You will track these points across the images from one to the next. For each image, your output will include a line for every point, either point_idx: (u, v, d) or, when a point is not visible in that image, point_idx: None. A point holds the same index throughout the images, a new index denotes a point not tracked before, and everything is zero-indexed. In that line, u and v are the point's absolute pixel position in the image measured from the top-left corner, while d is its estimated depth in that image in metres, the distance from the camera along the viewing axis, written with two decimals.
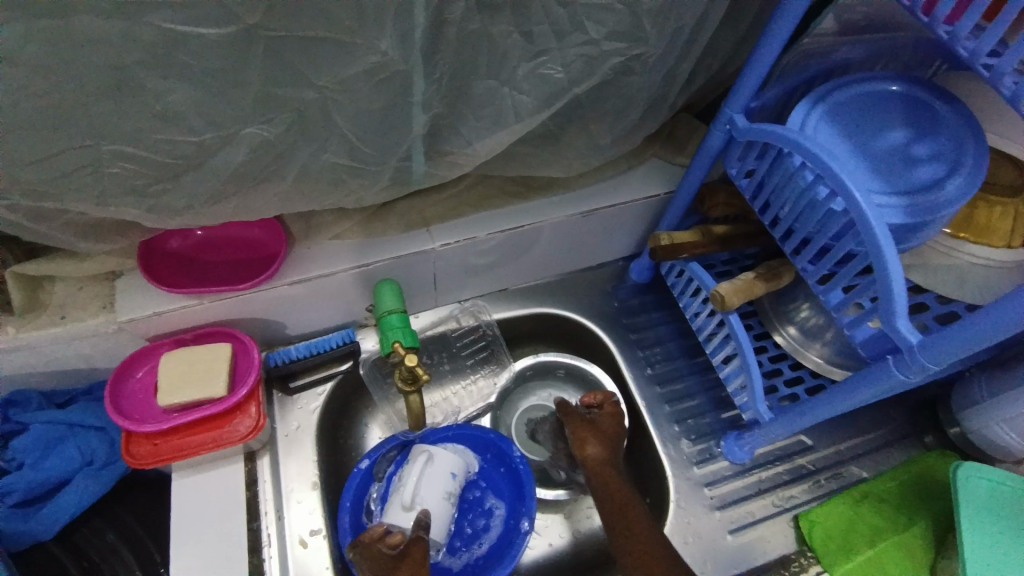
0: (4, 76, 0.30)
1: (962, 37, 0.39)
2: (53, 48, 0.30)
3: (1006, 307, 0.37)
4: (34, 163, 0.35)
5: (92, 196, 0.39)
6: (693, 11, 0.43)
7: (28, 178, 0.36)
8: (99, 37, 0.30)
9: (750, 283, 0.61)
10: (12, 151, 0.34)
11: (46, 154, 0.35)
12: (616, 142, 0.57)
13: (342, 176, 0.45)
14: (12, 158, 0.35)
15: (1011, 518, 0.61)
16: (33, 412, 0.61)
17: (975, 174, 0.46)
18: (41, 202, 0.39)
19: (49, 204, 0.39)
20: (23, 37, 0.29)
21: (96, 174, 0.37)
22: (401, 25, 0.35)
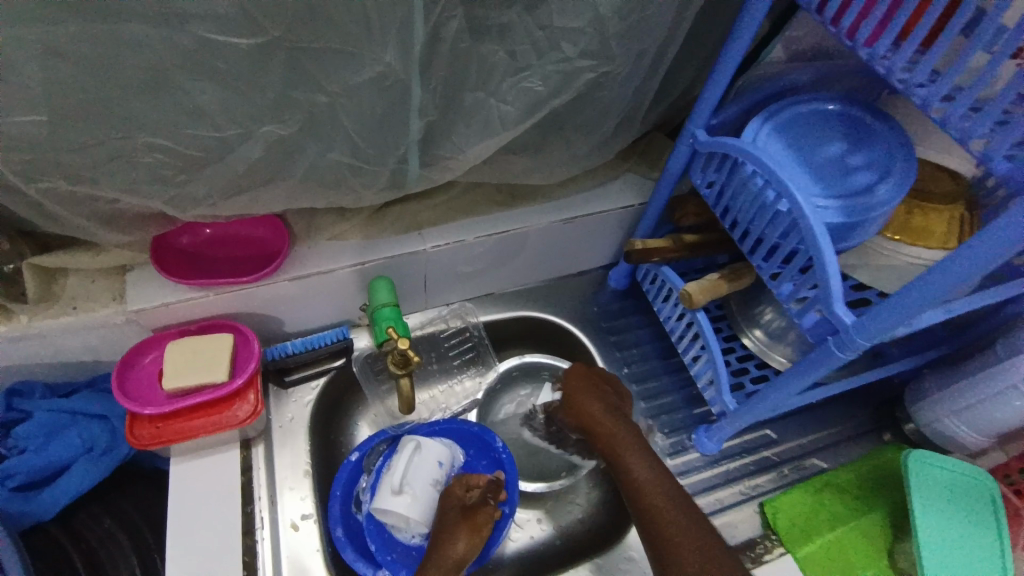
0: (57, 71, 0.35)
1: (880, 56, 0.46)
2: (102, 50, 0.35)
3: (921, 284, 0.42)
4: (74, 151, 0.40)
5: (121, 183, 0.44)
6: (655, 35, 0.49)
7: (67, 164, 0.41)
8: (142, 42, 0.35)
9: (716, 283, 0.67)
10: (56, 140, 0.39)
11: (85, 143, 0.40)
12: (592, 152, 0.63)
13: (344, 174, 0.51)
14: (57, 146, 0.40)
15: (960, 503, 0.66)
16: (37, 401, 0.64)
17: (903, 180, 0.53)
18: (75, 188, 0.43)
19: (80, 190, 0.44)
20: (76, 40, 0.34)
21: (128, 163, 0.42)
22: (403, 40, 0.41)
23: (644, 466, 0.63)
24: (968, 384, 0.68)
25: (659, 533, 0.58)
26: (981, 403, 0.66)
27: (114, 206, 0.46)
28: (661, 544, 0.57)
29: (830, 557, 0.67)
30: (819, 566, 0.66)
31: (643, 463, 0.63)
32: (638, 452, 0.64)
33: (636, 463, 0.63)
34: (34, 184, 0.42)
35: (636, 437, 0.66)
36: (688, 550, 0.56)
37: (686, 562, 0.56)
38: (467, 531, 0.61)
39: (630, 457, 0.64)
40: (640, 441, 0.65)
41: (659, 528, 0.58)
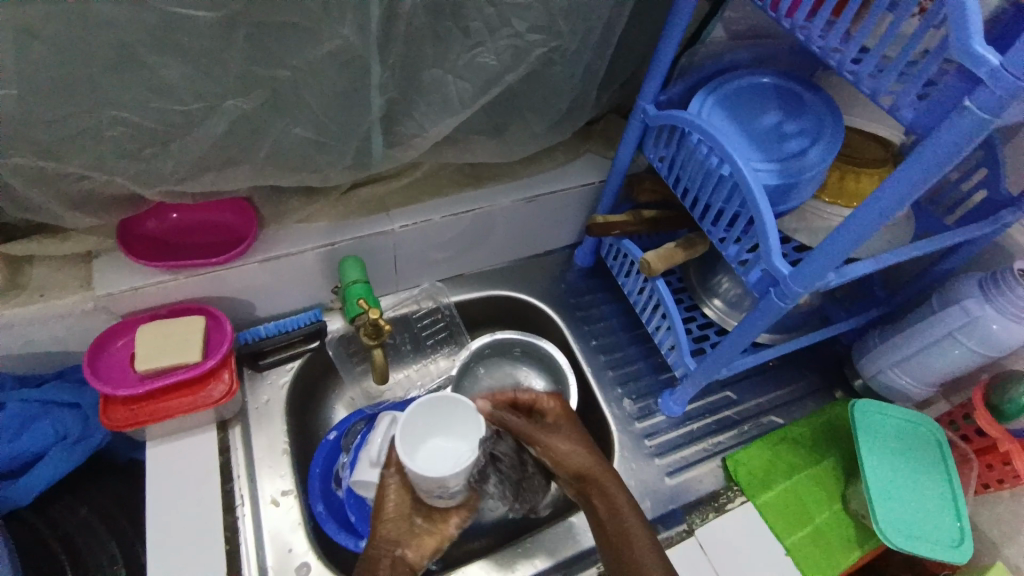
0: (31, 51, 0.38)
1: (800, 26, 0.48)
2: (69, 27, 0.38)
3: (845, 230, 0.46)
4: (46, 124, 0.43)
5: (91, 157, 0.46)
6: (599, 14, 0.53)
7: (40, 140, 0.44)
8: (111, 20, 0.38)
9: (672, 250, 0.71)
10: (28, 114, 0.42)
11: (56, 117, 0.42)
12: (549, 129, 0.67)
13: (310, 151, 0.54)
14: (32, 121, 0.42)
15: (909, 448, 0.70)
16: (9, 391, 0.64)
17: (832, 144, 0.57)
18: (45, 164, 0.46)
19: (49, 165, 0.46)
20: (44, 17, 0.37)
21: (97, 137, 0.45)
22: (360, 17, 0.44)
23: (566, 441, 0.61)
24: (907, 335, 0.70)
25: (604, 520, 0.58)
26: (918, 352, 0.69)
27: (80, 184, 0.49)
28: (619, 541, 0.56)
29: (787, 502, 0.71)
30: (778, 512, 0.71)
31: (575, 446, 0.61)
32: (571, 442, 0.61)
33: (563, 443, 0.61)
34: (2, 161, 0.45)
35: (576, 432, 0.63)
36: (640, 538, 0.56)
37: (640, 556, 0.55)
38: (402, 524, 0.57)
39: (556, 438, 0.61)
40: (580, 434, 0.63)
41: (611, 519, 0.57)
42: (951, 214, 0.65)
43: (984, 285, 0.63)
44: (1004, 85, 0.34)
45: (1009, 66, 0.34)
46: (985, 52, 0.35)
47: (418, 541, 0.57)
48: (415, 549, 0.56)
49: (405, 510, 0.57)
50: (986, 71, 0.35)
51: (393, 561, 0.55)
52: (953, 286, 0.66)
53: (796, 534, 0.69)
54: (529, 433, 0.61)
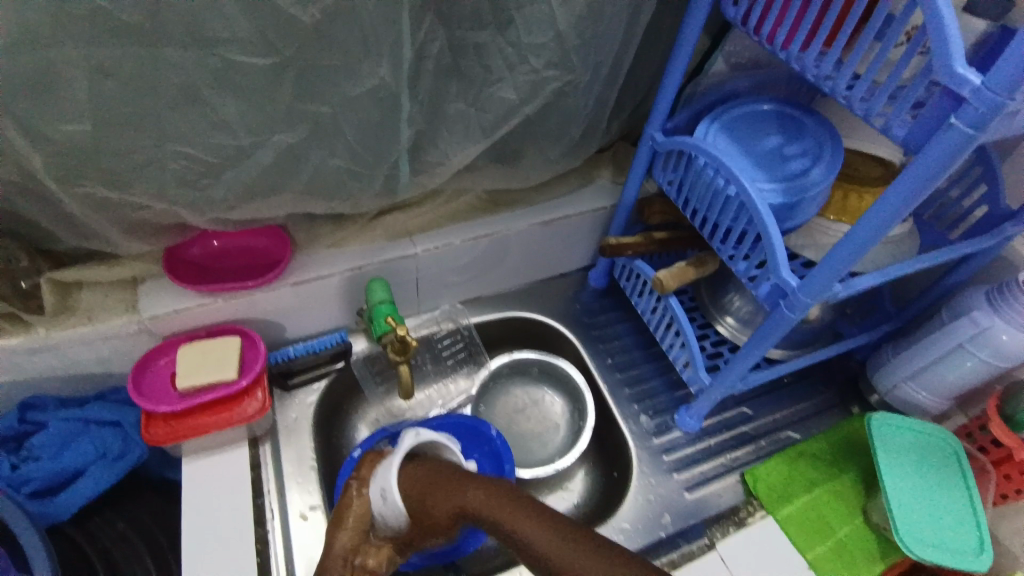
0: (103, 87, 0.44)
1: (794, 56, 0.52)
2: (142, 67, 0.44)
3: (849, 240, 0.48)
4: (116, 156, 0.49)
5: (152, 187, 0.53)
6: (608, 50, 0.57)
7: (107, 167, 0.50)
8: (181, 64, 0.44)
9: (683, 268, 0.73)
10: (103, 145, 0.48)
11: (128, 149, 0.49)
12: (563, 155, 0.71)
13: (344, 177, 0.59)
14: (102, 151, 0.49)
15: (929, 458, 0.70)
16: (51, 412, 0.67)
17: (833, 163, 0.60)
18: (112, 192, 0.53)
19: (115, 195, 0.53)
20: (121, 60, 0.43)
21: (160, 168, 0.52)
22: (395, 57, 0.50)
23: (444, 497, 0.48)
24: (919, 347, 0.71)
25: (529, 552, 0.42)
26: (932, 364, 0.70)
27: (140, 212, 0.56)
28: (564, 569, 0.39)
29: (808, 516, 0.72)
30: (799, 527, 0.71)
31: (450, 496, 0.48)
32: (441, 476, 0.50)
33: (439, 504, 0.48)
34: (73, 188, 0.52)
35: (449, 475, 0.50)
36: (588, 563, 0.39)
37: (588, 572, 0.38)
38: (360, 535, 0.54)
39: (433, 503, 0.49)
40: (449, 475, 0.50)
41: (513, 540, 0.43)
42: (953, 231, 0.67)
43: (991, 297, 0.64)
44: (986, 101, 0.37)
45: (987, 84, 0.37)
46: (965, 73, 0.38)
47: (376, 548, 0.53)
48: (374, 556, 0.53)
49: (366, 524, 0.54)
50: (968, 90, 0.38)
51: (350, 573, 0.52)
52: (961, 299, 0.68)
53: (818, 547, 0.70)
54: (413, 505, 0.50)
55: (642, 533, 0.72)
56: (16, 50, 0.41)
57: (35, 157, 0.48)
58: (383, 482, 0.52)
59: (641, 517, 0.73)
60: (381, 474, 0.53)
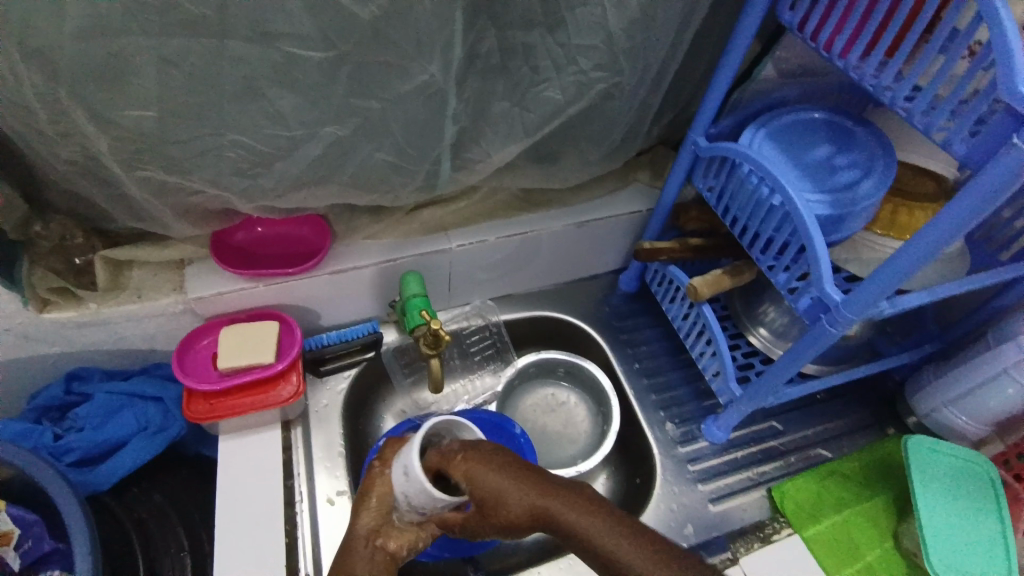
0: (167, 76, 0.46)
1: (852, 65, 0.50)
2: (204, 58, 0.45)
3: (898, 257, 0.47)
4: (174, 143, 0.51)
5: (207, 174, 0.55)
6: (657, 54, 0.57)
7: (166, 153, 0.52)
8: (243, 56, 0.46)
9: (719, 276, 0.71)
10: (164, 133, 0.50)
11: (185, 137, 0.51)
12: (603, 158, 0.71)
13: (388, 172, 0.60)
14: (162, 138, 0.50)
15: (967, 485, 0.68)
16: (97, 384, 0.70)
17: (884, 177, 0.58)
18: (168, 178, 0.55)
19: (172, 180, 0.55)
20: (186, 51, 0.44)
21: (214, 156, 0.53)
22: (445, 56, 0.51)
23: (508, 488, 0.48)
24: (963, 371, 0.69)
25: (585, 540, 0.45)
26: (975, 389, 0.67)
27: (193, 198, 0.58)
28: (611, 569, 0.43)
29: (835, 538, 0.70)
30: (826, 548, 0.70)
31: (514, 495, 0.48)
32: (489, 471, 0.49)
33: (505, 500, 0.48)
34: (133, 171, 0.54)
35: (500, 465, 0.50)
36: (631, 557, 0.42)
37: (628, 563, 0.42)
38: (381, 516, 0.53)
39: (496, 504, 0.48)
40: (501, 466, 0.50)
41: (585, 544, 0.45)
42: (1004, 252, 0.64)
43: None
44: None
45: None
46: None
47: (399, 531, 0.53)
48: (396, 538, 0.53)
49: (388, 506, 0.54)
50: None
51: (373, 553, 0.52)
52: (1010, 325, 0.65)
53: (845, 570, 0.68)
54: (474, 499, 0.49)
55: None
56: (91, 37, 0.42)
57: (100, 140, 0.50)
58: (409, 458, 0.49)
59: (663, 525, 0.73)
60: (404, 451, 0.51)
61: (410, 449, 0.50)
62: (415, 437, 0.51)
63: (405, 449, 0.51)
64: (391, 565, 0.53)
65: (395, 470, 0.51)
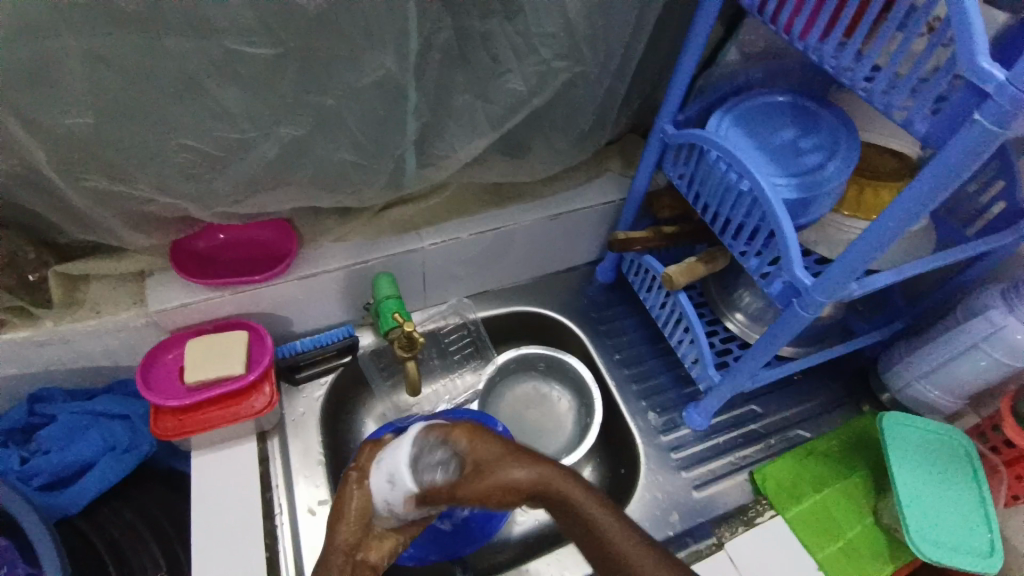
0: (107, 78, 0.44)
1: (812, 47, 0.50)
2: (144, 57, 0.43)
3: (862, 240, 0.47)
4: (120, 149, 0.49)
5: (158, 180, 0.53)
6: (618, 40, 0.57)
7: (112, 160, 0.50)
8: (186, 54, 0.44)
9: (693, 264, 0.71)
10: (107, 139, 0.48)
11: (130, 141, 0.49)
12: (571, 148, 0.70)
13: (349, 170, 0.59)
14: (107, 144, 0.48)
15: (942, 460, 0.69)
16: (60, 404, 0.68)
17: (849, 158, 0.59)
18: (117, 185, 0.53)
19: (120, 187, 0.53)
20: (126, 51, 0.43)
21: (164, 161, 0.51)
22: (400, 48, 0.49)
23: (511, 468, 0.49)
24: (934, 345, 0.70)
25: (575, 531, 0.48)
26: (946, 363, 0.69)
27: (145, 206, 0.56)
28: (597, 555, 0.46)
29: (817, 515, 0.71)
30: (807, 527, 0.70)
31: (518, 475, 0.48)
32: (492, 450, 0.51)
33: (501, 478, 0.48)
34: (77, 181, 0.51)
35: (503, 447, 0.51)
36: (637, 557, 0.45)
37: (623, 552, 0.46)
38: (361, 530, 0.54)
39: (493, 479, 0.48)
40: (505, 450, 0.50)
41: (598, 539, 0.46)
42: (970, 227, 0.65)
43: (1007, 296, 0.63)
44: (1010, 98, 0.36)
45: (1014, 80, 0.36)
46: (991, 67, 0.37)
47: (379, 542, 0.54)
48: (377, 550, 0.54)
49: (367, 517, 0.54)
50: (992, 86, 0.37)
51: (353, 565, 0.52)
52: (976, 298, 0.66)
53: (827, 547, 0.69)
54: (473, 463, 0.50)
55: (647, 531, 0.72)
56: (20, 41, 0.40)
57: (39, 149, 0.47)
58: (398, 461, 0.51)
59: (648, 513, 0.73)
60: (390, 458, 0.52)
61: (397, 453, 0.52)
62: (403, 445, 0.52)
63: (391, 454, 0.52)
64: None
65: (377, 479, 0.53)
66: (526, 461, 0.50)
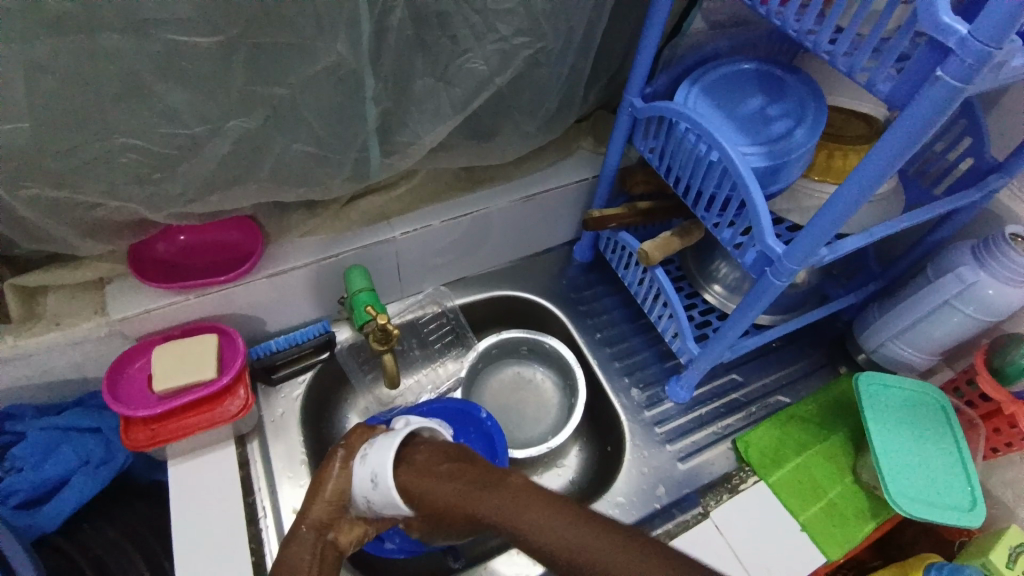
0: (39, 82, 0.41)
1: (774, 12, 0.49)
2: (75, 57, 0.41)
3: (832, 205, 0.47)
4: (60, 155, 0.47)
5: (105, 185, 0.51)
6: (579, 14, 0.55)
7: (54, 167, 0.47)
8: (119, 51, 0.41)
9: (668, 239, 0.70)
10: (46, 145, 0.45)
11: (71, 146, 0.46)
12: (539, 127, 0.69)
13: (310, 163, 0.57)
14: (45, 150, 0.46)
15: (917, 417, 0.71)
16: (29, 421, 0.65)
17: (816, 124, 0.58)
18: (61, 193, 0.50)
19: (64, 196, 0.50)
20: (55, 51, 0.40)
21: (110, 164, 0.49)
22: (352, 33, 0.47)
23: (439, 476, 0.50)
24: (906, 306, 0.71)
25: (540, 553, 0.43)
26: (918, 322, 0.70)
27: (95, 212, 0.54)
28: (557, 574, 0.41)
29: (799, 479, 0.72)
30: (791, 491, 0.72)
31: (444, 482, 0.49)
32: (436, 459, 0.51)
33: (430, 485, 0.49)
34: (19, 192, 0.49)
35: (447, 457, 0.51)
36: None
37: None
38: (335, 510, 0.54)
39: (421, 486, 0.50)
40: (449, 460, 0.51)
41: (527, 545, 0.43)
42: (939, 185, 0.66)
43: (977, 252, 0.63)
44: (973, 53, 0.36)
45: (976, 35, 0.35)
46: (952, 23, 0.36)
47: (350, 525, 0.55)
48: (347, 533, 0.55)
49: (342, 501, 0.55)
50: (955, 41, 0.36)
51: (323, 546, 0.53)
52: (946, 256, 0.67)
53: (810, 509, 0.70)
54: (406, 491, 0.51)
55: (636, 506, 0.73)
56: None
57: None
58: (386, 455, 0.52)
59: (636, 488, 0.74)
60: (375, 456, 0.53)
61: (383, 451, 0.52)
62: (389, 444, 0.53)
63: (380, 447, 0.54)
64: (339, 560, 0.54)
65: (361, 474, 0.53)
66: (456, 471, 0.50)
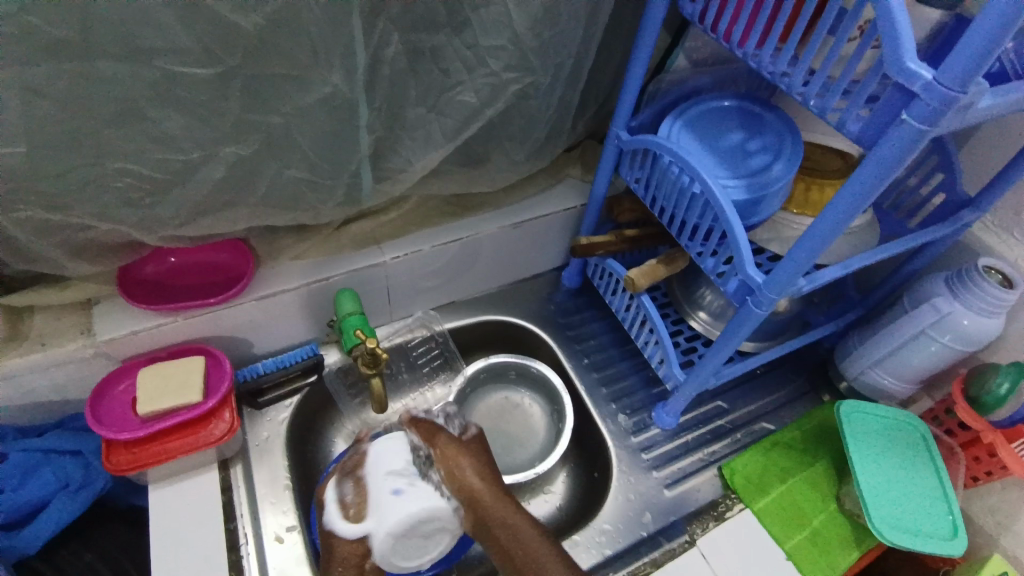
0: (37, 108, 0.42)
1: (750, 54, 0.51)
2: (72, 84, 0.42)
3: (809, 238, 0.49)
4: (53, 178, 0.47)
5: (97, 208, 0.51)
6: (567, 50, 0.58)
7: (47, 190, 0.48)
8: (117, 78, 0.43)
9: (654, 266, 0.72)
10: (39, 168, 0.46)
11: (64, 170, 0.47)
12: (528, 156, 0.71)
13: (304, 188, 0.58)
14: (39, 174, 0.46)
15: (897, 443, 0.72)
16: (10, 442, 0.64)
17: (794, 159, 0.60)
18: (53, 215, 0.51)
19: (56, 218, 0.51)
20: (53, 78, 0.41)
21: (102, 186, 0.50)
22: (347, 65, 0.49)
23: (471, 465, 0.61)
24: (885, 334, 0.72)
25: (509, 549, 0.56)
26: (896, 350, 0.71)
27: (86, 232, 0.54)
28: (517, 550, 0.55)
29: (784, 506, 0.73)
30: (775, 517, 0.72)
31: (482, 473, 0.60)
32: (483, 455, 0.63)
33: (465, 464, 0.60)
34: (12, 213, 0.49)
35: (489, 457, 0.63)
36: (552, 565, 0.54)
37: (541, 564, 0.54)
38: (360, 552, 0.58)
39: (461, 459, 0.61)
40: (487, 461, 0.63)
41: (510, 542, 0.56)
42: (912, 218, 0.69)
43: (951, 282, 0.66)
44: (937, 96, 0.38)
45: (939, 79, 0.37)
46: (917, 68, 0.38)
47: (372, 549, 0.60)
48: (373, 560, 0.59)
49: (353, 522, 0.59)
50: (920, 85, 0.38)
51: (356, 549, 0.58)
52: (923, 286, 0.69)
53: (795, 537, 0.71)
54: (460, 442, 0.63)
55: (622, 534, 0.72)
56: None
57: None
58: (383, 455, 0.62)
59: (621, 516, 0.74)
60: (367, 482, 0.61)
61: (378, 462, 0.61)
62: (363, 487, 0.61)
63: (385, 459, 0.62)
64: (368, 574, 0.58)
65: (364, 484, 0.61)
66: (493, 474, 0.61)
